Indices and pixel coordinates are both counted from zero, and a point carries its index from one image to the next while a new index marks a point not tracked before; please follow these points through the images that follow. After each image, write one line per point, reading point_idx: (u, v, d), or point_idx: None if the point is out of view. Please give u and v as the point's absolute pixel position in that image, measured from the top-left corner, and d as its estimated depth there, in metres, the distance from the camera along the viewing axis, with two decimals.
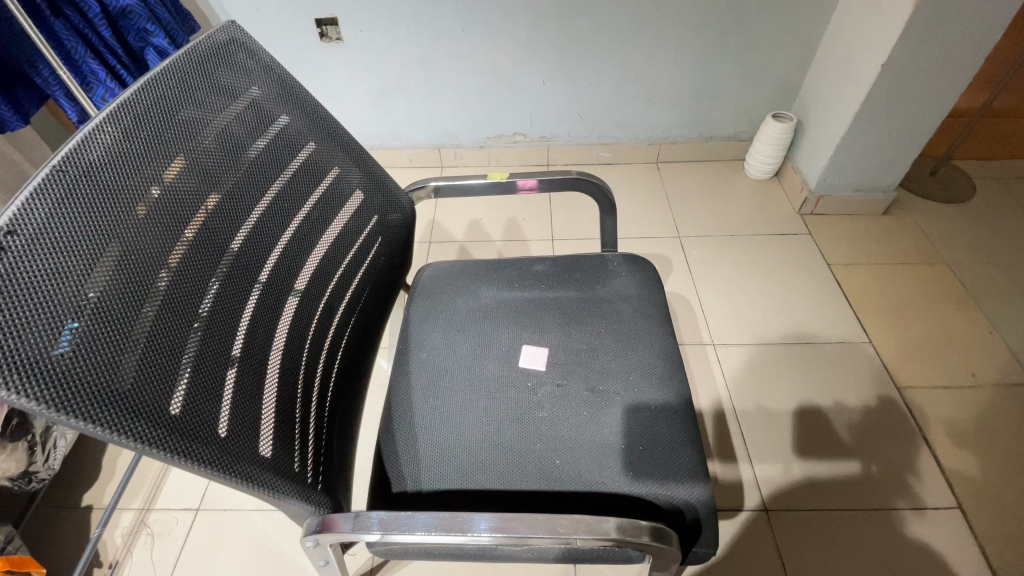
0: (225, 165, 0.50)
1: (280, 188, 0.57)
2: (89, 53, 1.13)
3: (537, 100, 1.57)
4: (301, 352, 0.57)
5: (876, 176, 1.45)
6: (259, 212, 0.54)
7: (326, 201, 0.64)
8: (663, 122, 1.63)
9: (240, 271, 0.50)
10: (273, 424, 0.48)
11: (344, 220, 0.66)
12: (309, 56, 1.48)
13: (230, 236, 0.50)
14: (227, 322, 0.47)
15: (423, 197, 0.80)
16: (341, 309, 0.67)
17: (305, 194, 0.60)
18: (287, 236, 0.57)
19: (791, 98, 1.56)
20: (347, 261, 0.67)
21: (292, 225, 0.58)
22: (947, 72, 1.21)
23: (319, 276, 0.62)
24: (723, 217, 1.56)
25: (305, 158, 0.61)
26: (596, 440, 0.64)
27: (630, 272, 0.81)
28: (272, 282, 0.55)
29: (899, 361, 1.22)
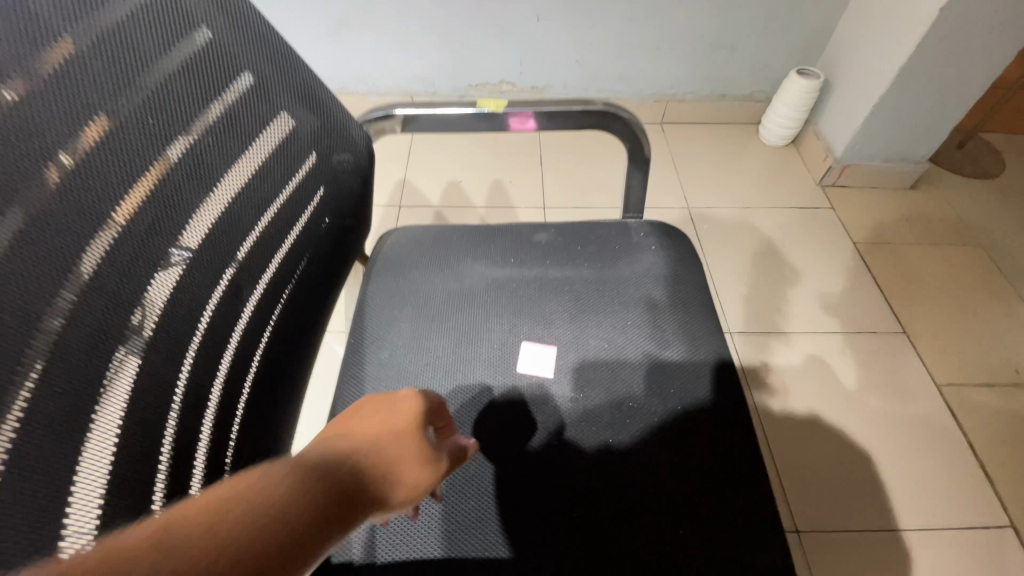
0: (46, 12, 0.27)
1: (153, 89, 0.33)
2: None
3: (528, 42, 1.34)
4: (177, 374, 0.36)
5: (909, 144, 1.28)
6: (109, 121, 0.30)
7: (234, 123, 0.40)
8: (672, 75, 1.42)
9: (70, 210, 0.28)
10: (83, 517, 0.27)
11: (263, 154, 0.43)
12: None
13: (53, 144, 0.27)
14: (23, 306, 0.25)
15: (385, 131, 0.57)
16: (258, 297, 0.45)
17: (196, 106, 0.36)
18: (169, 160, 0.34)
19: (817, 52, 1.36)
20: (269, 218, 0.45)
21: (180, 146, 0.35)
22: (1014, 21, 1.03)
23: (222, 242, 0.40)
24: (736, 185, 1.37)
25: (203, 50, 0.37)
26: (605, 440, 0.49)
27: (662, 246, 0.62)
28: (127, 247, 0.31)
29: (937, 353, 1.08)
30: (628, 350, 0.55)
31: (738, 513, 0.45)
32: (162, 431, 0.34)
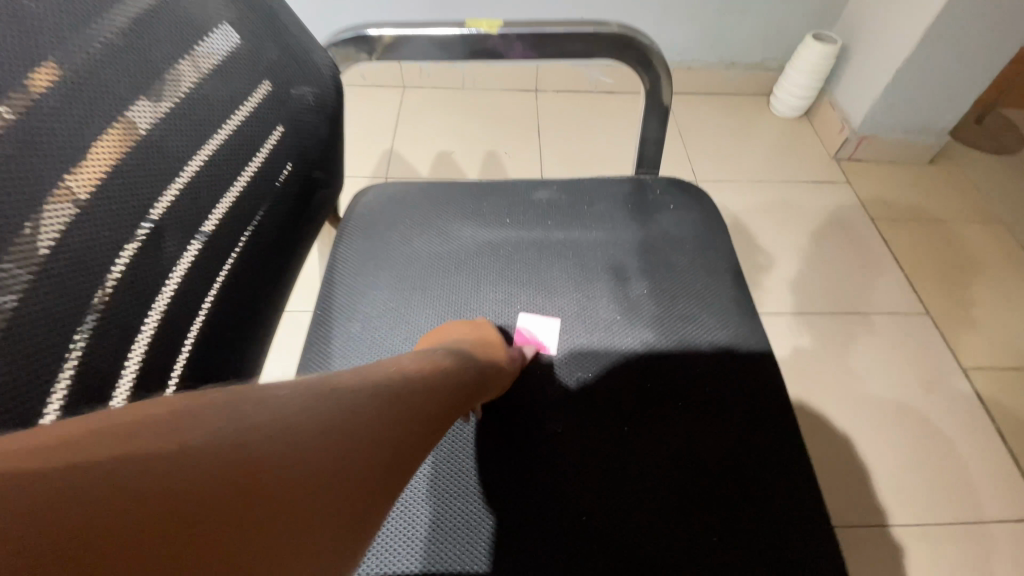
0: None
1: None
2: None
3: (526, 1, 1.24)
4: (71, 341, 0.28)
5: (932, 114, 1.20)
6: None
7: (174, 23, 0.33)
8: (680, 41, 1.33)
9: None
10: None
11: (208, 65, 0.35)
12: None
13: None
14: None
15: (354, 59, 0.48)
16: (195, 252, 0.36)
17: None
18: (66, 61, 0.27)
19: (834, 15, 1.27)
20: (218, 149, 0.36)
21: (77, 45, 0.27)
22: None
23: (144, 178, 0.31)
24: (745, 159, 1.29)
25: None
26: (619, 428, 0.42)
27: (681, 204, 0.54)
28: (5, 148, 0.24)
29: (961, 336, 1.01)
30: (642, 322, 0.47)
31: (769, 518, 0.39)
32: (39, 407, 0.26)
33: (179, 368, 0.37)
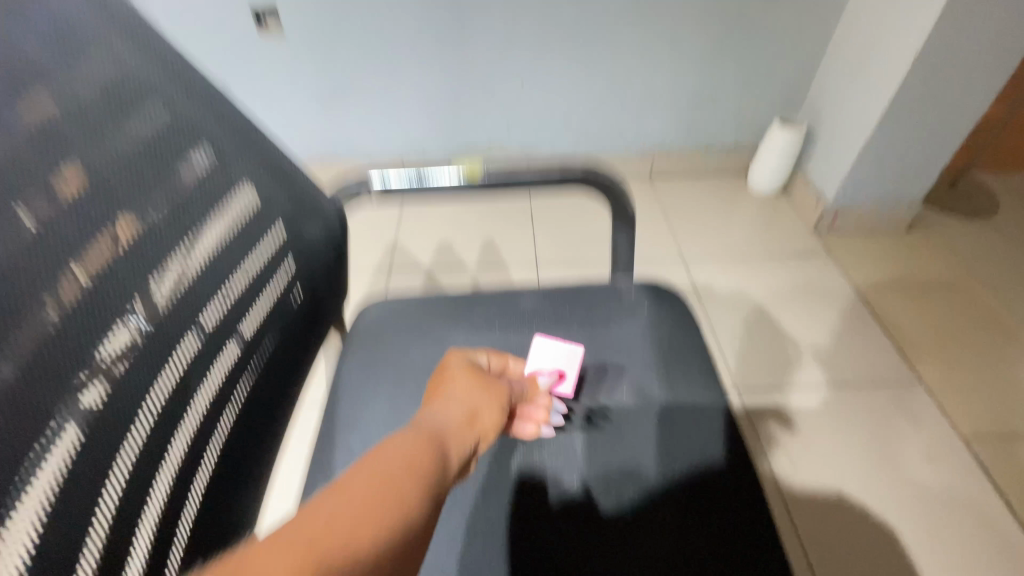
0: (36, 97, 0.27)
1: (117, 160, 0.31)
2: None
3: (516, 105, 1.38)
4: (104, 484, 0.29)
5: (901, 187, 1.27)
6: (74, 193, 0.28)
7: (199, 196, 0.38)
8: (658, 130, 1.45)
9: (10, 250, 0.24)
10: None
11: (221, 227, 0.40)
12: (249, 52, 1.26)
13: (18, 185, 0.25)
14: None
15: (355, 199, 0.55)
16: (212, 395, 0.39)
17: (160, 179, 0.35)
18: (125, 235, 0.31)
19: (797, 104, 1.40)
20: (231, 298, 0.41)
21: (134, 219, 0.32)
22: (983, 70, 1.06)
23: (170, 324, 0.35)
24: (730, 235, 1.36)
25: (168, 129, 0.36)
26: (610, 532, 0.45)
27: (656, 307, 0.59)
28: (83, 320, 0.28)
29: (957, 402, 1.02)
30: (634, 435, 0.50)
31: None
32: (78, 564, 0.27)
33: (190, 516, 0.36)
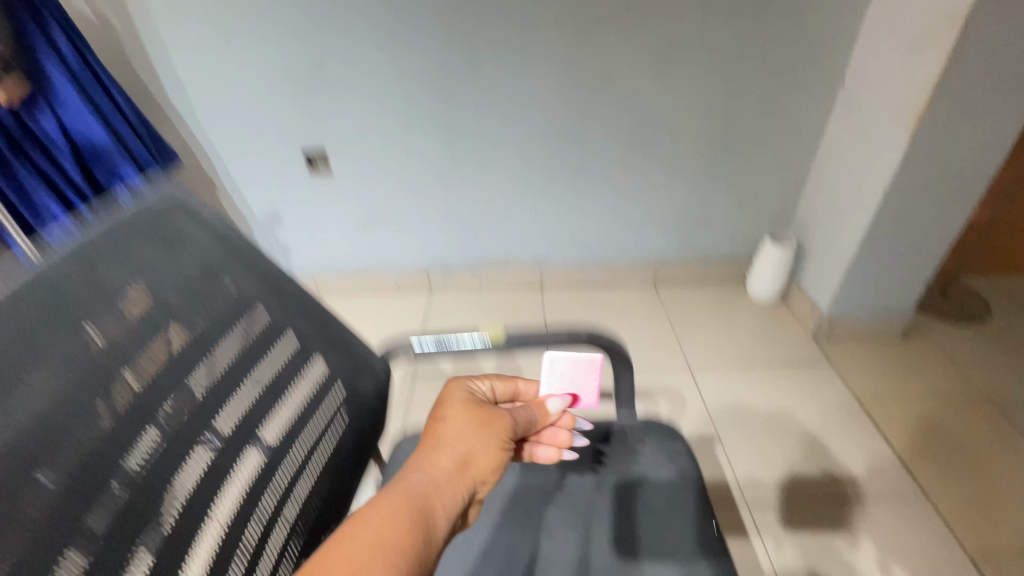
0: (142, 366, 0.35)
1: (204, 387, 0.39)
2: (49, 192, 0.97)
3: (529, 226, 1.54)
4: None
5: (891, 301, 1.35)
6: (163, 432, 0.36)
7: (271, 389, 0.45)
8: (659, 245, 1.59)
9: (117, 497, 0.32)
10: None
11: (290, 407, 0.47)
12: (298, 187, 1.45)
13: (154, 411, 0.35)
14: (97, 548, 0.30)
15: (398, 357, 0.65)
16: (278, 560, 0.44)
17: (238, 385, 0.42)
18: (207, 446, 0.39)
19: (786, 223, 1.53)
20: (297, 467, 0.47)
21: (215, 429, 0.40)
22: (949, 204, 1.17)
23: (244, 509, 0.41)
24: (731, 343, 1.45)
25: (249, 338, 0.44)
26: None
27: (656, 446, 0.68)
28: (170, 539, 0.35)
29: (963, 520, 1.04)
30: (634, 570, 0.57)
31: None
32: None
33: None
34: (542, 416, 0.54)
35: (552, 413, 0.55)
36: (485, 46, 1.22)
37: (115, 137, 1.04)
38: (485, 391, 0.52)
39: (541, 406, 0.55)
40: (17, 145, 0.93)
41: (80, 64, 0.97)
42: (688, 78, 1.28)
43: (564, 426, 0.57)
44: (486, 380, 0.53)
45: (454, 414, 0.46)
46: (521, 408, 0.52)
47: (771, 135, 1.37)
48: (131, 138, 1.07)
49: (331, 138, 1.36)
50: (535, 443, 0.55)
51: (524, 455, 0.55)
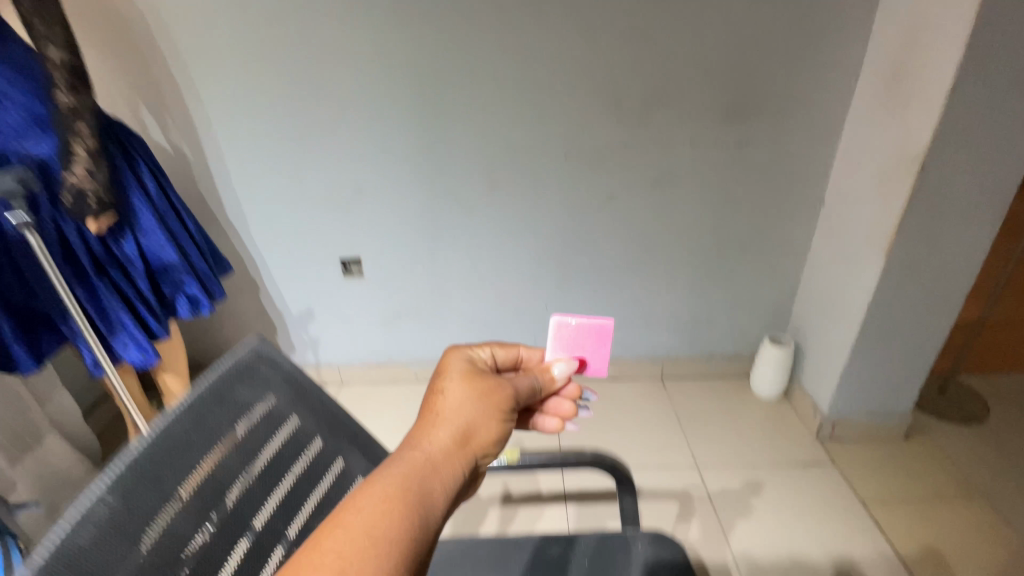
0: (234, 487, 0.48)
1: (276, 500, 0.51)
2: (124, 306, 1.11)
3: (540, 324, 1.65)
4: None
5: (889, 403, 1.41)
6: (246, 539, 0.48)
7: (326, 499, 0.56)
8: (664, 341, 1.68)
9: None
10: None
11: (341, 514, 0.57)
12: (330, 286, 1.60)
13: (233, 530, 0.47)
14: None
15: None
16: None
17: (300, 497, 0.54)
18: (277, 548, 0.50)
19: (784, 322, 1.62)
20: None
21: (284, 534, 0.51)
22: (931, 314, 1.27)
23: None
24: (737, 440, 1.50)
25: (310, 458, 0.56)
26: None
27: (659, 559, 0.74)
28: None
29: None
30: None
31: None
32: None
33: None
34: (547, 380, 0.59)
35: (556, 377, 0.60)
36: (503, 172, 1.40)
37: (182, 255, 1.19)
38: (485, 357, 0.58)
39: (546, 371, 0.60)
40: (100, 266, 1.08)
41: (159, 196, 1.13)
42: (683, 198, 1.43)
43: (568, 398, 0.62)
44: (485, 348, 0.58)
45: (451, 384, 0.51)
46: (521, 375, 0.57)
47: (762, 245, 1.50)
48: (194, 254, 1.22)
49: (364, 246, 1.52)
50: (539, 412, 0.61)
51: (530, 426, 0.62)
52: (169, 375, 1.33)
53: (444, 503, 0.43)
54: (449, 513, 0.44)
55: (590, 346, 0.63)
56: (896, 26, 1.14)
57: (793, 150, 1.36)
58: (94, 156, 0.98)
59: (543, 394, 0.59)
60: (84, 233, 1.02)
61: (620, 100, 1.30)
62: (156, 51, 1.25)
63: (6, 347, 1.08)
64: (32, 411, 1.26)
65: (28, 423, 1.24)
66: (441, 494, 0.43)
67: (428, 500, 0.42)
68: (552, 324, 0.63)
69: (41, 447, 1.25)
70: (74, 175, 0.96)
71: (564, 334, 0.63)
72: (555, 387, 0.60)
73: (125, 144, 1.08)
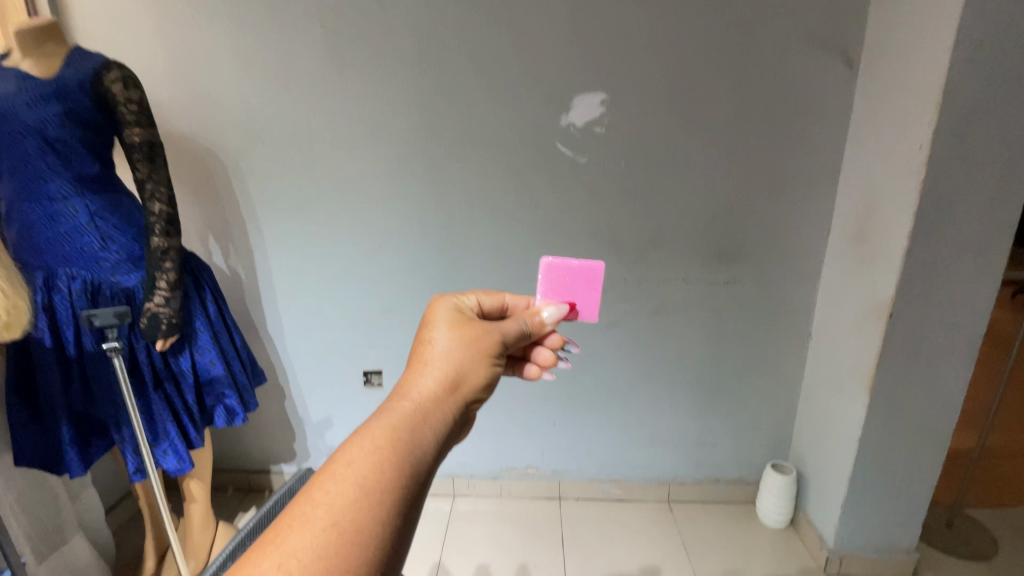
0: None
1: None
2: (170, 416, 1.25)
3: (547, 441, 1.72)
4: None
5: (894, 537, 1.41)
6: None
7: None
8: (669, 463, 1.73)
9: None
10: None
11: None
12: (351, 396, 1.71)
13: None
14: None
15: None
16: None
17: None
18: None
19: (785, 449, 1.67)
20: None
21: None
22: (923, 446, 1.32)
23: None
24: (744, 572, 1.48)
25: None
26: None
27: None
28: None
29: None
30: None
31: None
32: None
33: None
34: (533, 324, 0.70)
35: (542, 322, 0.71)
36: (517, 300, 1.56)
37: (228, 370, 1.33)
38: (473, 304, 0.70)
39: (534, 318, 0.72)
40: (158, 380, 1.24)
41: (216, 318, 1.30)
42: (681, 328, 1.57)
43: (548, 347, 0.74)
44: (471, 297, 0.70)
45: (437, 333, 0.62)
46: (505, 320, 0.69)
47: (758, 373, 1.60)
48: (237, 369, 1.36)
49: (386, 359, 1.65)
50: (526, 360, 0.74)
51: (518, 372, 0.75)
52: (194, 482, 1.42)
53: (435, 427, 0.55)
54: (442, 433, 0.56)
55: (579, 291, 0.82)
56: (858, 194, 1.33)
57: (778, 290, 1.51)
58: (175, 285, 1.15)
59: (533, 337, 0.71)
60: (150, 352, 1.20)
61: (621, 244, 1.49)
62: (229, 195, 1.49)
63: (61, 452, 1.20)
64: (65, 509, 1.33)
65: (59, 522, 1.31)
66: (432, 426, 0.55)
67: (418, 429, 0.54)
68: (541, 265, 0.81)
69: (66, 546, 1.31)
70: (155, 303, 1.13)
71: (553, 275, 0.81)
72: (543, 331, 0.72)
73: (196, 274, 1.27)
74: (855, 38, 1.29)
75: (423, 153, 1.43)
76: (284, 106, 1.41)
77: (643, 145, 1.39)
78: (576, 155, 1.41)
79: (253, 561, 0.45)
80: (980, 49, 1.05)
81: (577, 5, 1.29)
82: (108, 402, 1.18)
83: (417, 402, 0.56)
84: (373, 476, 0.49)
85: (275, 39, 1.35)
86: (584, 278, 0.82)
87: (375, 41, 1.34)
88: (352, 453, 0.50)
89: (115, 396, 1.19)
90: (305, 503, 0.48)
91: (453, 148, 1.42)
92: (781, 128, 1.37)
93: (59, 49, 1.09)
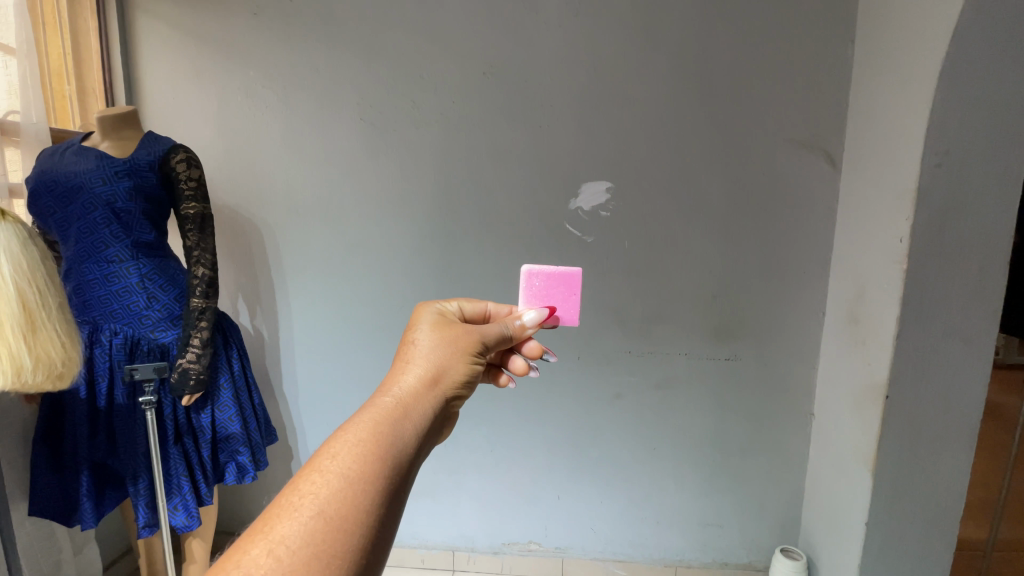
0: None
1: None
2: (185, 470, 1.29)
3: (550, 514, 1.71)
4: None
5: None
6: None
7: None
8: (674, 543, 1.69)
9: None
10: None
11: None
12: None
13: None
14: None
15: None
16: None
17: None
18: None
19: (794, 533, 1.64)
20: None
21: None
22: (931, 534, 1.30)
23: None
24: None
25: None
26: None
27: None
28: None
29: None
30: None
31: None
32: None
33: None
34: (514, 328, 0.80)
35: (524, 324, 0.80)
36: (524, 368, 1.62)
37: (244, 427, 1.39)
38: (453, 312, 0.82)
39: (516, 322, 0.81)
40: (178, 434, 1.29)
41: (239, 375, 1.37)
42: (684, 402, 1.60)
43: (527, 353, 0.87)
44: (453, 304, 0.83)
45: (418, 338, 0.73)
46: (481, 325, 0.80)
47: (762, 451, 1.61)
48: (253, 426, 1.41)
49: None
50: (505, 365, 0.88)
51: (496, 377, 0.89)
52: (197, 541, 1.42)
53: (417, 417, 0.64)
54: (423, 422, 0.64)
55: (559, 295, 0.97)
56: (848, 280, 1.42)
57: (778, 369, 1.56)
58: (207, 343, 1.24)
59: (515, 340, 0.81)
60: (175, 406, 1.26)
61: (625, 318, 1.57)
62: (262, 261, 1.62)
63: (77, 502, 1.24)
64: (65, 562, 1.35)
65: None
66: (411, 420, 0.63)
67: (397, 425, 0.61)
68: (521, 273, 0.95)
69: None
70: (187, 359, 1.21)
71: (534, 282, 0.96)
72: (523, 333, 0.81)
73: (226, 332, 1.36)
74: (837, 141, 1.44)
75: (443, 230, 1.56)
76: (320, 184, 1.56)
77: (644, 228, 1.51)
78: (583, 235, 1.53)
79: (243, 549, 0.49)
80: (947, 156, 1.16)
81: (586, 108, 1.46)
82: (129, 454, 1.23)
83: (398, 399, 0.65)
84: (359, 461, 0.56)
85: (319, 128, 1.53)
86: (559, 284, 0.97)
87: (406, 132, 1.51)
88: (338, 447, 0.57)
89: (137, 449, 1.24)
90: (294, 497, 0.53)
91: (469, 226, 1.55)
92: (774, 217, 1.48)
93: (134, 133, 1.26)
